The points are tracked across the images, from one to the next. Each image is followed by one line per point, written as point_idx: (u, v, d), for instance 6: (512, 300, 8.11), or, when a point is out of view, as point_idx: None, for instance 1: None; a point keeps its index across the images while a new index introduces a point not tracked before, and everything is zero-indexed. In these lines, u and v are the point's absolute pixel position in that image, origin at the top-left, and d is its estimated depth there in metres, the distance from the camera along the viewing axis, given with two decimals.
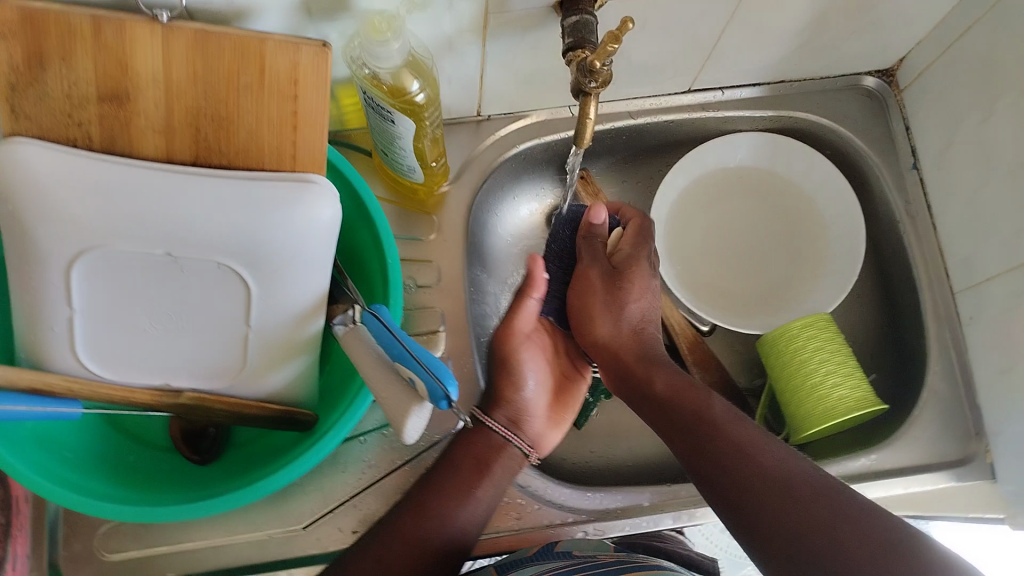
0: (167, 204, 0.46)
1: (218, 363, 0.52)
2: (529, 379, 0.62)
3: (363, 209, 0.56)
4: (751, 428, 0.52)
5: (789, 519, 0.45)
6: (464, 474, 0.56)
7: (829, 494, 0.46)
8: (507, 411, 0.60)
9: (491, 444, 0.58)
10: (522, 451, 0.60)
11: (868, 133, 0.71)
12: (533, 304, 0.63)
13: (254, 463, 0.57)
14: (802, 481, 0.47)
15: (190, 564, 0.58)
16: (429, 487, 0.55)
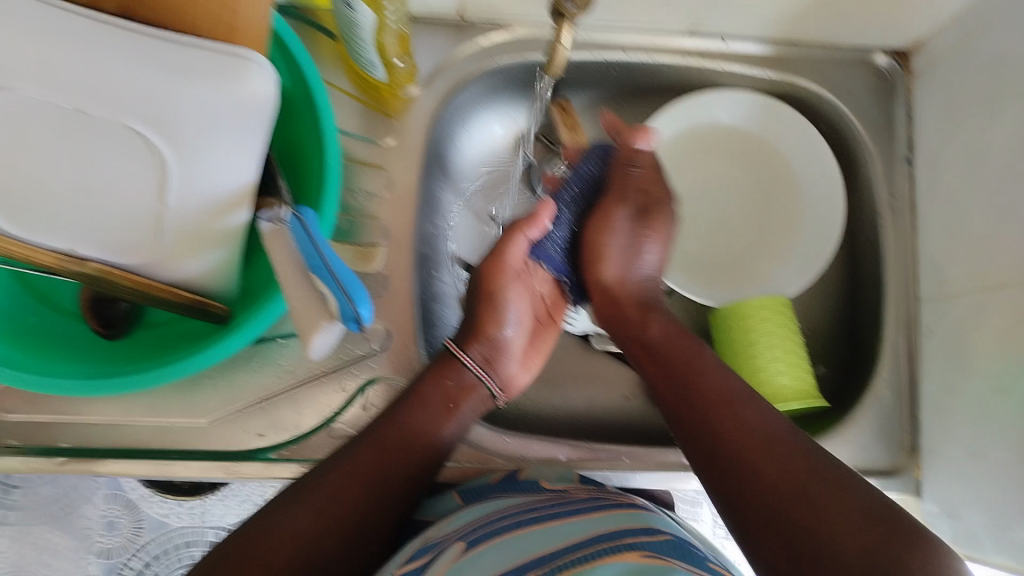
0: (77, 53, 0.39)
1: (127, 235, 0.48)
2: (509, 320, 0.58)
3: (309, 98, 0.51)
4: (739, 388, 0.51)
5: (785, 486, 0.44)
6: (428, 409, 0.52)
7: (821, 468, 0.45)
8: (485, 349, 0.56)
9: (462, 384, 0.55)
10: (490, 394, 0.57)
11: (870, 114, 0.67)
12: (525, 242, 0.58)
13: (162, 347, 0.54)
14: (791, 449, 0.47)
15: (87, 441, 0.55)
16: (389, 422, 0.51)
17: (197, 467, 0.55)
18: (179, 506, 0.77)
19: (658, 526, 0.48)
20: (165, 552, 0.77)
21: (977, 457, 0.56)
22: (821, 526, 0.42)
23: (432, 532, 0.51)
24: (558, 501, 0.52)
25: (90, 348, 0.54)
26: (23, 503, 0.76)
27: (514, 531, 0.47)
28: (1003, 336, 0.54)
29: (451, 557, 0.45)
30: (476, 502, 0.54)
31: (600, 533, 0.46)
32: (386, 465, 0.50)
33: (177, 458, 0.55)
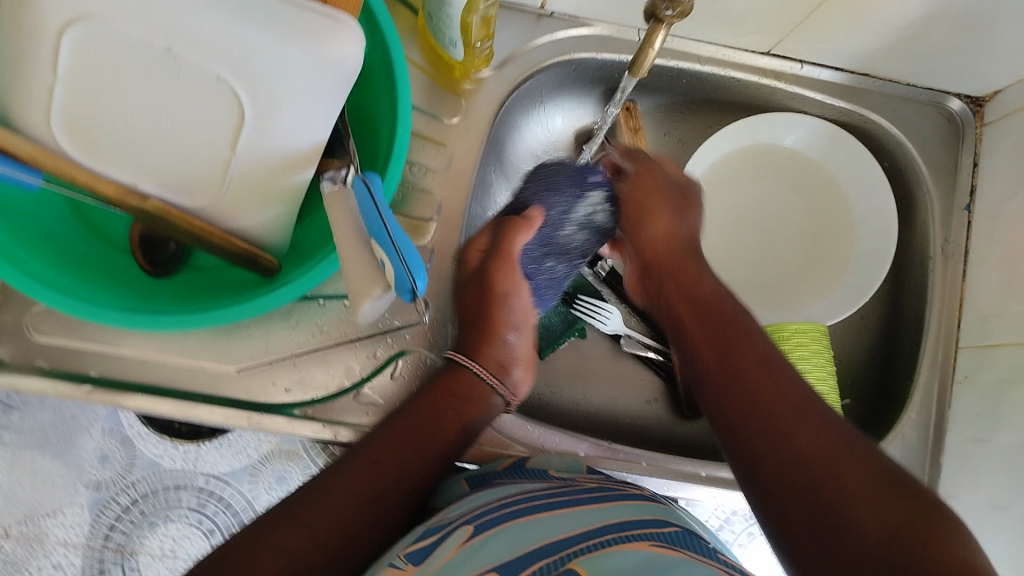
0: None
1: (193, 178, 0.48)
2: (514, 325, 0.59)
3: (388, 67, 0.51)
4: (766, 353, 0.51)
5: (806, 458, 0.43)
6: (429, 412, 0.54)
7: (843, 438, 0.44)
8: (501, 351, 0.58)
9: (473, 391, 0.56)
10: (503, 399, 0.58)
11: (934, 157, 0.66)
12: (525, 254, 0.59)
13: (206, 292, 0.54)
14: (817, 417, 0.46)
15: (118, 372, 0.55)
16: (389, 427, 0.52)
17: (222, 413, 0.55)
18: (174, 448, 0.77)
19: (672, 520, 0.49)
20: (153, 492, 0.77)
21: (1001, 513, 0.56)
22: (840, 492, 0.41)
23: (441, 513, 0.51)
24: (565, 488, 0.52)
25: (135, 283, 0.53)
26: (19, 425, 0.76)
27: (523, 517, 0.46)
28: None
29: (456, 544, 0.44)
30: (481, 489, 0.54)
31: (615, 522, 0.46)
32: (389, 465, 0.51)
33: (203, 401, 0.55)
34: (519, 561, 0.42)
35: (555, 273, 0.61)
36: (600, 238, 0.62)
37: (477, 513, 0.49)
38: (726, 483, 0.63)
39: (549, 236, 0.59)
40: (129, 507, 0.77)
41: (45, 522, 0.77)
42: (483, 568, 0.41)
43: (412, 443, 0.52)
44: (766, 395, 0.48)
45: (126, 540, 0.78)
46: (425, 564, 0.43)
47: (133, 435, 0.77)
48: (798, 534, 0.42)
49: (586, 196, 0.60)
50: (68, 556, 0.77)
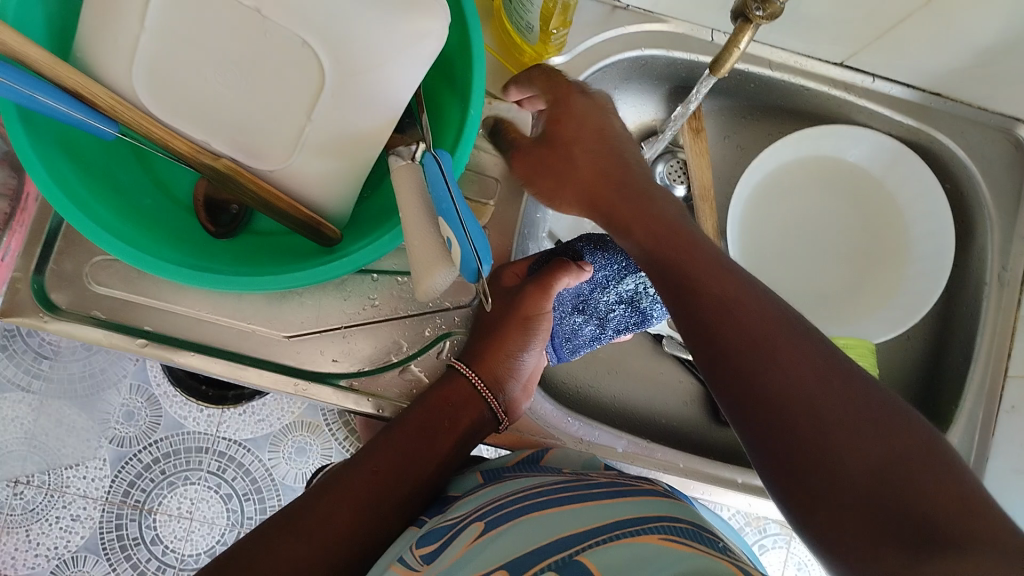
0: None
1: (267, 141, 0.48)
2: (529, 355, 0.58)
3: (466, 48, 0.51)
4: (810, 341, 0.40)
5: (850, 431, 0.37)
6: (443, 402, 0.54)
7: (879, 401, 0.38)
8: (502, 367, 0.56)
9: (464, 398, 0.55)
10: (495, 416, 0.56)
11: (999, 183, 0.66)
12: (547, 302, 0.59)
13: (266, 255, 0.54)
14: (841, 376, 0.39)
15: (174, 329, 0.56)
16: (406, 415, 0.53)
17: (269, 377, 0.56)
18: (199, 411, 0.81)
19: (685, 517, 0.47)
20: (175, 452, 0.81)
21: None
22: (854, 443, 0.36)
23: (454, 507, 0.52)
24: (580, 481, 0.52)
25: (198, 241, 0.54)
26: (49, 374, 0.80)
27: (539, 511, 0.47)
28: None
29: (469, 540, 0.45)
30: (497, 483, 0.53)
31: (637, 517, 0.45)
32: (405, 459, 0.52)
33: (252, 363, 0.56)
34: (536, 554, 0.42)
35: (580, 335, 0.63)
36: (642, 319, 0.64)
37: (493, 506, 0.49)
38: (760, 491, 0.62)
39: (589, 296, 0.62)
40: (149, 465, 0.80)
41: (65, 474, 0.79)
42: (490, 565, 0.42)
43: (428, 435, 0.53)
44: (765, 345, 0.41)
45: (143, 498, 0.80)
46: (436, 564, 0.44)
47: (160, 394, 0.82)
48: (801, 494, 0.38)
49: (635, 274, 0.61)
50: (86, 508, 0.79)
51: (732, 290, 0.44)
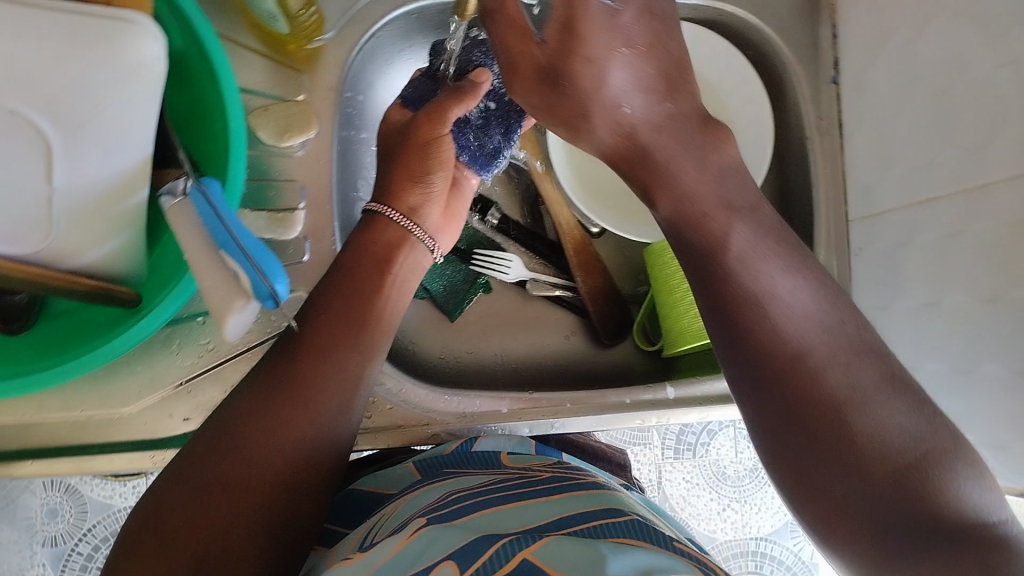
0: None
1: (16, 223, 0.43)
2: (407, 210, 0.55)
3: (206, 60, 0.47)
4: (805, 328, 0.41)
5: (788, 416, 0.41)
6: (316, 356, 0.48)
7: (886, 382, 0.40)
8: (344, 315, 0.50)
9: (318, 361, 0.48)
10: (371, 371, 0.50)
11: (795, 35, 0.66)
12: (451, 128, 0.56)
13: (73, 338, 0.50)
14: (860, 387, 0.40)
15: (2, 440, 0.53)
16: (275, 376, 0.47)
17: (121, 459, 0.53)
18: (123, 486, 0.80)
19: (620, 506, 0.46)
20: (113, 533, 0.80)
21: (916, 370, 0.57)
22: (885, 448, 0.38)
23: (387, 512, 0.50)
24: (524, 479, 0.51)
25: None
26: None
27: (478, 510, 0.45)
28: (935, 251, 0.54)
29: (409, 532, 0.42)
30: (434, 479, 0.53)
31: (568, 515, 0.44)
32: (256, 458, 0.44)
33: (100, 451, 0.53)
34: (481, 543, 0.39)
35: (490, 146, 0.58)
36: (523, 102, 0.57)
37: (437, 506, 0.47)
38: (649, 405, 0.61)
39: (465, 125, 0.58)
40: (91, 555, 0.80)
41: None
42: (433, 556, 0.38)
43: (277, 422, 0.45)
44: (805, 370, 0.41)
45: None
46: (377, 553, 0.41)
47: (78, 482, 0.80)
48: (800, 480, 0.41)
49: (489, 55, 0.55)
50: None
51: (756, 309, 0.42)
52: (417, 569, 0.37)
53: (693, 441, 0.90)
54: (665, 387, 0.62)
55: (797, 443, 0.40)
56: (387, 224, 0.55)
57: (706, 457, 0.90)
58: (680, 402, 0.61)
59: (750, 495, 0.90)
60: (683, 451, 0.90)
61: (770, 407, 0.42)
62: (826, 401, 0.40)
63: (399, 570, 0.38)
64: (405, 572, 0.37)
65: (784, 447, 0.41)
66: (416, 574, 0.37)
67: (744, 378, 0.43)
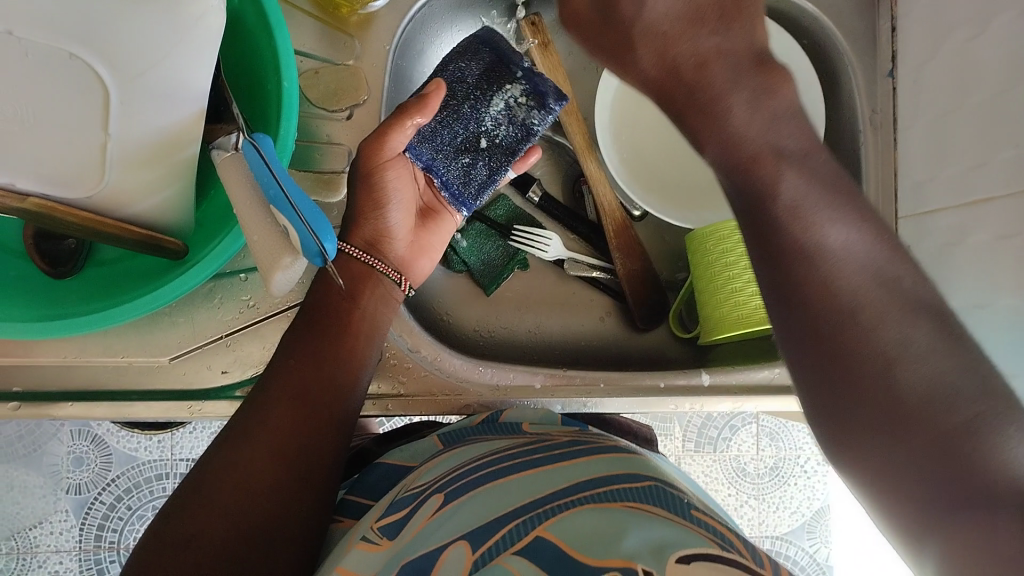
0: None
1: (70, 167, 0.44)
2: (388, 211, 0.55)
3: (262, 16, 0.47)
4: (843, 281, 0.37)
5: (834, 387, 0.36)
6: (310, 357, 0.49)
7: (926, 340, 0.35)
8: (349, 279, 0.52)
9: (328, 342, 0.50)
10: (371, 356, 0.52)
11: (853, 26, 0.64)
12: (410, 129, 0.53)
13: (117, 286, 0.51)
14: (905, 347, 0.35)
15: (40, 382, 0.54)
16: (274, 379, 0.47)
17: (160, 406, 0.53)
18: (148, 440, 0.82)
19: (644, 472, 0.44)
20: (136, 485, 0.81)
21: None
22: (927, 415, 0.33)
23: (411, 480, 0.49)
24: (537, 445, 0.50)
25: (39, 291, 0.50)
26: None
27: (494, 481, 0.44)
28: (983, 254, 0.53)
29: (427, 515, 0.42)
30: (455, 446, 0.53)
31: (586, 479, 0.43)
32: (281, 430, 0.45)
33: (139, 398, 0.54)
34: (496, 525, 0.39)
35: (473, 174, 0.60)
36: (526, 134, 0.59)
37: (449, 476, 0.46)
38: (683, 390, 0.61)
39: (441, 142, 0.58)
40: (114, 505, 0.81)
41: (34, 533, 0.81)
42: (446, 540, 0.39)
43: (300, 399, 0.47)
44: (854, 328, 0.36)
45: (118, 537, 0.81)
46: (398, 537, 0.41)
47: (103, 433, 0.82)
48: (846, 437, 0.36)
49: (503, 89, 0.58)
50: (63, 561, 0.81)
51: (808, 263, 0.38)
52: (427, 554, 0.38)
53: (714, 435, 0.90)
54: (701, 374, 0.62)
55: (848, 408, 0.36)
56: (350, 260, 0.52)
57: (726, 452, 0.90)
58: (715, 390, 0.61)
59: (767, 492, 0.89)
60: (704, 445, 0.89)
61: (825, 373, 0.37)
62: (873, 355, 0.35)
63: (412, 554, 0.39)
64: (418, 554, 0.38)
65: (827, 403, 0.37)
66: (427, 557, 0.38)
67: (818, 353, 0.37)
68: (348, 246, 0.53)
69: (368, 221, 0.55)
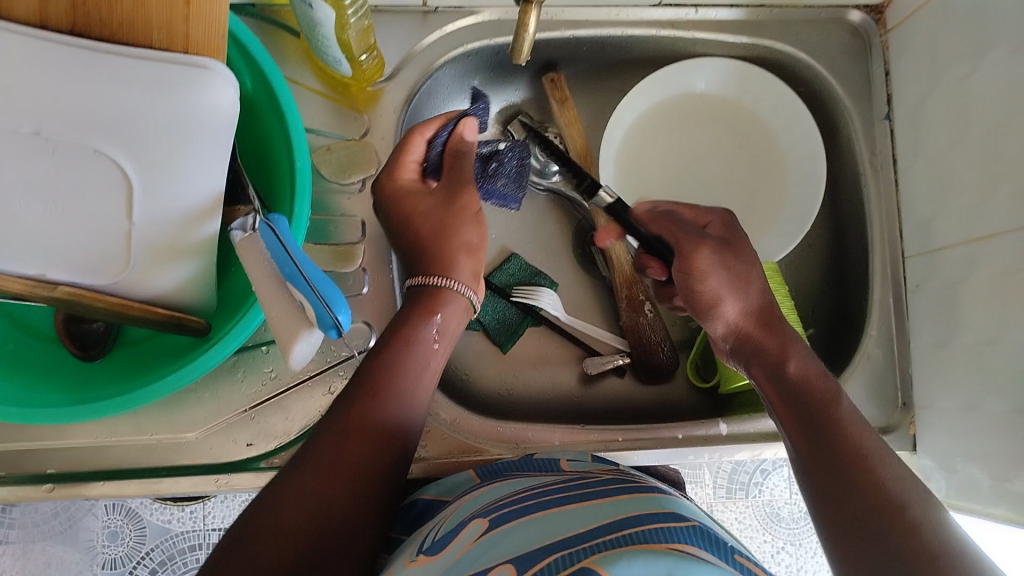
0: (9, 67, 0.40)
1: (99, 255, 0.46)
2: (468, 241, 0.55)
3: (275, 102, 0.50)
4: (861, 434, 0.46)
5: (850, 508, 0.43)
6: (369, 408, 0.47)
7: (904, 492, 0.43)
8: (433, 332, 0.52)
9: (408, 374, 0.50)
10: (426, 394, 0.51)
11: (845, 73, 0.66)
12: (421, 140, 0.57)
13: (144, 365, 0.53)
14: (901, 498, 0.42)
15: (72, 464, 0.56)
16: (331, 425, 0.46)
17: (188, 481, 0.56)
18: (181, 511, 0.82)
19: (683, 512, 0.44)
20: (170, 558, 0.82)
21: (966, 409, 0.56)
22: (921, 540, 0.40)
23: (452, 513, 0.50)
24: (580, 481, 0.50)
25: (72, 373, 0.52)
26: (22, 521, 0.82)
27: (538, 512, 0.44)
28: (992, 289, 0.54)
29: (473, 538, 0.43)
30: (494, 479, 0.54)
31: (624, 517, 0.42)
32: (350, 466, 0.45)
33: (168, 474, 0.56)
34: (541, 549, 0.39)
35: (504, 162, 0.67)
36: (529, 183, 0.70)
37: (495, 507, 0.47)
38: (702, 440, 0.62)
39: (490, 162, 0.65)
40: None
41: None
42: (495, 562, 0.39)
43: (368, 448, 0.46)
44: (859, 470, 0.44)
45: None
46: (444, 557, 0.42)
47: (138, 506, 0.82)
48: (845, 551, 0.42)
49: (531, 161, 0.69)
50: None
51: (830, 417, 0.47)
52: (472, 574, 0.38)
53: (747, 481, 0.84)
54: (718, 423, 0.63)
55: (835, 518, 0.44)
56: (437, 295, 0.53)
57: (759, 498, 0.84)
58: (733, 438, 0.62)
59: (805, 538, 0.84)
60: (736, 491, 0.84)
61: (838, 494, 0.44)
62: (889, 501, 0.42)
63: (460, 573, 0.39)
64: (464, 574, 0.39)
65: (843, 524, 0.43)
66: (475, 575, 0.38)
67: (813, 460, 0.46)
68: (444, 279, 0.53)
69: (441, 246, 0.54)
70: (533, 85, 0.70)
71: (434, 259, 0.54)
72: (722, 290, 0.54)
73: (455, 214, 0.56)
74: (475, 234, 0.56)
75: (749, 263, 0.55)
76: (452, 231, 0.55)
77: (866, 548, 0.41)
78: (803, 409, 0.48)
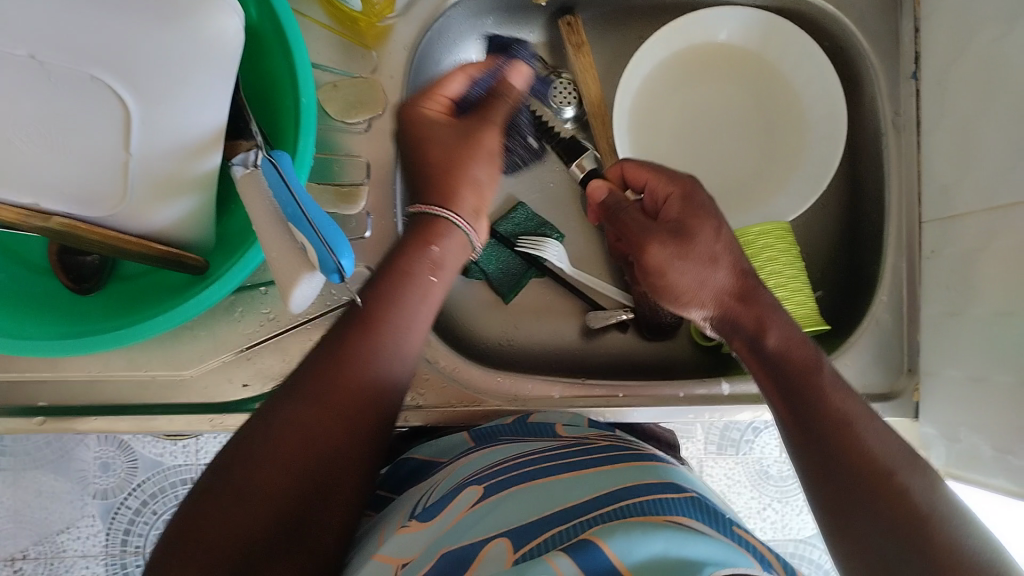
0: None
1: (94, 187, 0.44)
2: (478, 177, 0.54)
3: (280, 35, 0.47)
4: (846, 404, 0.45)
5: (840, 479, 0.42)
6: (357, 360, 0.44)
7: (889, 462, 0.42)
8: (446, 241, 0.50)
9: (415, 283, 0.48)
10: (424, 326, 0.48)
11: (873, 29, 0.64)
12: (450, 83, 0.57)
13: (139, 301, 0.51)
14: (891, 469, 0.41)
15: (64, 397, 0.55)
16: (312, 375, 0.43)
17: (180, 420, 0.55)
18: (173, 445, 0.82)
19: (682, 482, 0.43)
20: (161, 490, 0.82)
21: (972, 380, 0.55)
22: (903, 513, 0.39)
23: (446, 476, 0.49)
24: (579, 447, 0.49)
25: (64, 307, 0.51)
26: (14, 449, 0.81)
27: (534, 479, 0.44)
28: (1010, 260, 0.52)
29: (467, 505, 0.43)
30: (489, 444, 0.53)
31: (620, 486, 0.41)
32: (338, 413, 0.43)
33: (161, 412, 0.55)
34: (539, 522, 0.38)
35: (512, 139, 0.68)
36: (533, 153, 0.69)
37: (494, 471, 0.47)
38: (704, 400, 0.62)
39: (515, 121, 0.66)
40: (139, 509, 0.82)
41: (61, 538, 0.82)
42: (490, 534, 0.39)
43: (360, 399, 0.44)
44: (853, 442, 0.43)
45: (144, 540, 0.83)
46: (437, 524, 0.42)
47: (129, 438, 0.82)
48: (836, 521, 0.41)
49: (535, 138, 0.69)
50: (90, 566, 0.83)
51: (816, 387, 0.46)
52: (470, 545, 0.38)
53: (738, 438, 0.84)
54: (721, 383, 0.62)
55: (819, 497, 0.43)
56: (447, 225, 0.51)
57: (750, 455, 0.84)
58: (736, 400, 0.61)
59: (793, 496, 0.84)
60: (727, 447, 0.84)
61: (828, 463, 0.43)
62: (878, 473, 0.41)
63: (453, 543, 0.39)
64: (461, 545, 0.38)
65: (834, 492, 0.42)
66: (472, 547, 0.38)
67: (800, 430, 0.45)
68: (444, 211, 0.51)
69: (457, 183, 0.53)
70: (550, 27, 0.68)
71: (437, 191, 0.52)
72: (687, 281, 0.52)
73: (471, 147, 0.54)
74: (486, 169, 0.54)
75: (712, 238, 0.52)
76: (461, 166, 0.53)
77: (854, 515, 0.40)
78: (794, 380, 0.47)
